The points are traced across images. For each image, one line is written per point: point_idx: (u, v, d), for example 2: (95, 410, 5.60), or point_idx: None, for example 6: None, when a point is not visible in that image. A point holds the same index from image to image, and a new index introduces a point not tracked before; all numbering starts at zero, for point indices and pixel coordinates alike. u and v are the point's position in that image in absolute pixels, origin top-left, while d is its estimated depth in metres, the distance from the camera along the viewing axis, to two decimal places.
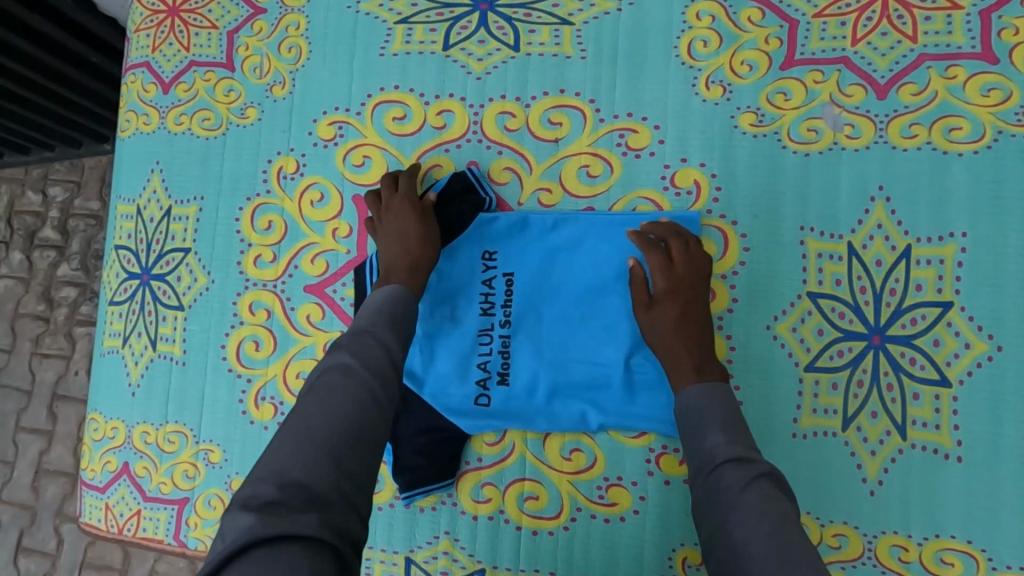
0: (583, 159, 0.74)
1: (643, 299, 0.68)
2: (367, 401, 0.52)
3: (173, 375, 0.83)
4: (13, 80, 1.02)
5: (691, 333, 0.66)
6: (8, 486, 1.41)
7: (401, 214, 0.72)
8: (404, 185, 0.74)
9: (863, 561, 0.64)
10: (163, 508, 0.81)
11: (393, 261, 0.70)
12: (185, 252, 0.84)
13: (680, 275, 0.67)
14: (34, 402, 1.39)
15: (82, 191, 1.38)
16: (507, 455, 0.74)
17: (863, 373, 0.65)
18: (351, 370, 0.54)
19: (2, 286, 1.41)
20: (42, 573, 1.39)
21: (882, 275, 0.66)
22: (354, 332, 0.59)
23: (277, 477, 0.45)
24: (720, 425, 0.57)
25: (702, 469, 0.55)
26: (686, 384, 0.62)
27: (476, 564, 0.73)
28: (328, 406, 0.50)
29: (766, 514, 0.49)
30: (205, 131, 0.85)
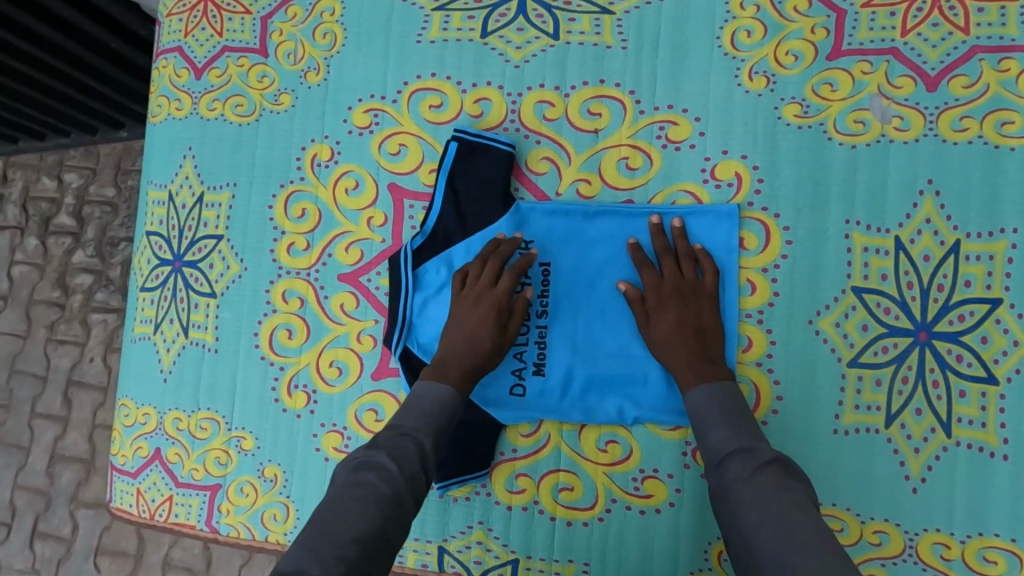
0: (623, 151, 0.73)
1: (639, 314, 0.69)
2: (390, 510, 0.57)
3: (205, 362, 0.83)
4: (20, 59, 1.01)
5: (686, 347, 0.66)
6: (23, 471, 1.42)
7: (485, 315, 0.71)
8: (503, 283, 0.71)
9: (904, 558, 0.63)
10: (195, 494, 0.81)
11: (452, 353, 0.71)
12: (218, 239, 0.84)
13: (673, 292, 0.68)
14: (50, 387, 1.40)
15: (97, 178, 1.38)
16: (542, 446, 0.73)
17: (908, 370, 0.65)
18: (383, 472, 0.59)
19: (18, 271, 1.41)
20: (57, 558, 1.40)
21: (930, 271, 0.65)
22: (396, 432, 0.64)
23: (295, 574, 0.50)
24: (721, 420, 0.60)
25: (711, 464, 0.59)
26: (689, 392, 0.64)
27: (509, 555, 0.73)
28: (348, 511, 0.56)
29: (769, 499, 0.52)
30: (238, 117, 0.84)
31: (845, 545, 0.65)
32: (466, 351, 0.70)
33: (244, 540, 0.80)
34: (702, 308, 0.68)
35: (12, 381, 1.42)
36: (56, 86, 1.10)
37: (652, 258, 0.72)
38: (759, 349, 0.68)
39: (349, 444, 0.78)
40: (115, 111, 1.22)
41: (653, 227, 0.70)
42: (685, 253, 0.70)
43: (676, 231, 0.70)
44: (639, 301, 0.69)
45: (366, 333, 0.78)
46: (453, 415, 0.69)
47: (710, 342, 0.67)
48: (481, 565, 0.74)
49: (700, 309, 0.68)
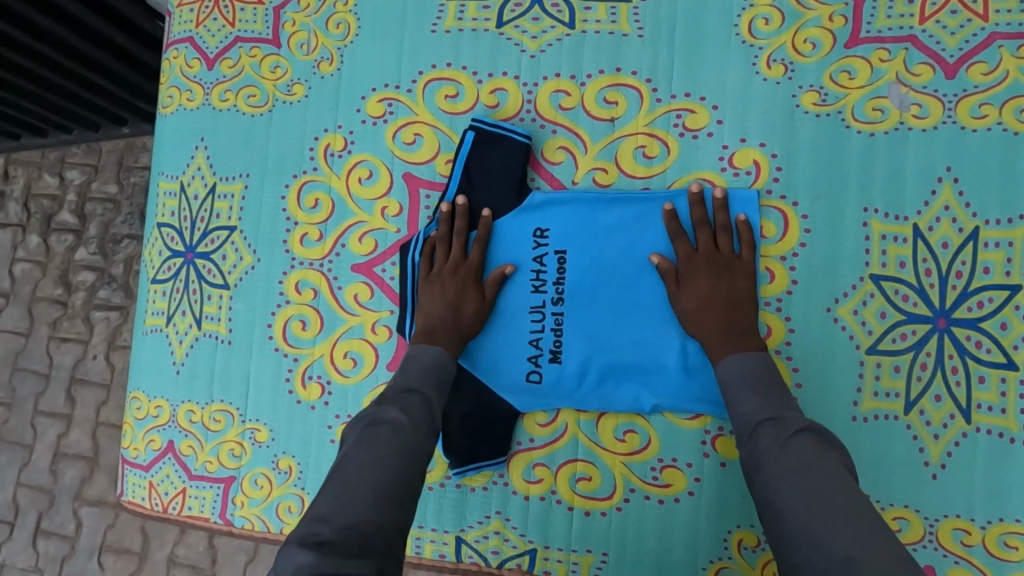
0: (640, 139, 0.73)
1: (671, 284, 0.69)
2: (409, 454, 0.58)
3: (218, 354, 0.82)
4: (21, 52, 1.01)
5: (718, 317, 0.66)
6: (26, 469, 1.41)
7: (465, 284, 0.73)
8: (473, 254, 0.74)
9: (924, 544, 0.63)
10: (209, 487, 0.81)
11: (436, 325, 0.71)
12: (231, 230, 0.83)
13: (709, 262, 0.68)
14: (52, 385, 1.40)
15: (99, 175, 1.37)
16: (559, 436, 0.73)
17: (927, 357, 0.65)
18: (396, 423, 0.60)
19: (20, 269, 1.41)
20: (61, 556, 1.40)
21: (948, 257, 0.65)
22: (401, 389, 0.65)
23: (329, 518, 0.50)
24: (752, 391, 0.60)
25: (742, 434, 0.59)
26: (722, 361, 0.65)
27: (527, 545, 0.73)
28: (368, 462, 0.55)
29: (803, 468, 0.52)
30: (250, 108, 0.84)
31: None
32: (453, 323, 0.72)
33: (259, 532, 0.79)
34: (735, 281, 0.68)
35: (14, 379, 1.41)
36: (56, 79, 1.09)
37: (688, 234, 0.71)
38: (777, 338, 0.68)
39: None
40: (116, 105, 1.21)
41: (693, 196, 0.69)
42: (723, 226, 0.69)
43: (717, 202, 0.69)
44: (670, 271, 0.69)
45: (381, 323, 0.78)
46: (448, 371, 0.70)
47: (744, 312, 0.67)
48: (498, 555, 0.74)
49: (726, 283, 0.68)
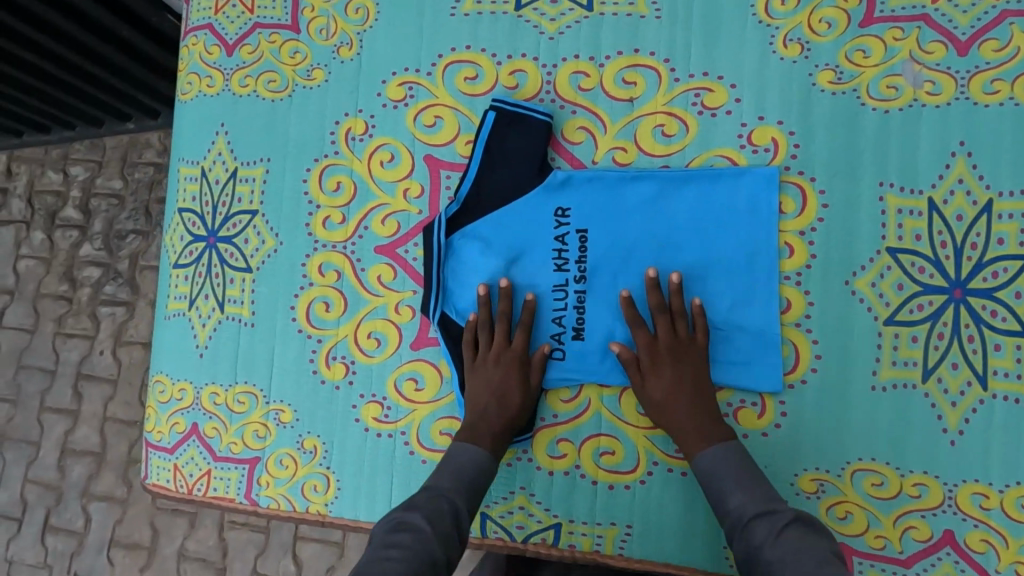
0: (659, 118, 0.74)
1: (636, 375, 0.71)
2: (428, 569, 0.58)
3: (242, 336, 0.83)
4: (25, 47, 1.08)
5: (682, 408, 0.68)
6: (34, 465, 1.59)
7: (509, 371, 0.73)
8: (517, 340, 0.74)
9: (944, 509, 0.65)
10: (233, 468, 0.82)
11: (482, 416, 0.72)
12: (252, 214, 0.84)
13: (665, 354, 0.70)
14: (60, 381, 1.58)
15: (104, 170, 1.57)
16: (582, 411, 0.74)
17: (943, 327, 0.66)
18: (420, 532, 0.61)
19: (25, 265, 1.62)
20: (70, 550, 1.56)
21: (963, 230, 0.67)
22: (430, 493, 0.66)
23: None
24: (736, 483, 0.63)
25: (734, 530, 0.61)
26: (697, 456, 0.66)
27: (552, 519, 0.74)
28: (383, 572, 0.55)
29: (801, 557, 0.54)
30: (270, 93, 0.85)
31: (884, 498, 0.66)
32: (501, 415, 0.72)
33: (285, 511, 0.80)
34: (690, 365, 0.70)
35: (21, 376, 1.60)
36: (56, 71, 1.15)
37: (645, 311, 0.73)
38: (798, 309, 0.70)
39: (389, 414, 0.78)
40: (115, 98, 1.28)
41: (649, 281, 0.72)
42: (679, 310, 0.71)
43: (672, 287, 0.71)
44: (634, 362, 0.71)
45: (404, 303, 0.79)
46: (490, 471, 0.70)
47: (702, 396, 0.69)
48: (523, 530, 0.75)
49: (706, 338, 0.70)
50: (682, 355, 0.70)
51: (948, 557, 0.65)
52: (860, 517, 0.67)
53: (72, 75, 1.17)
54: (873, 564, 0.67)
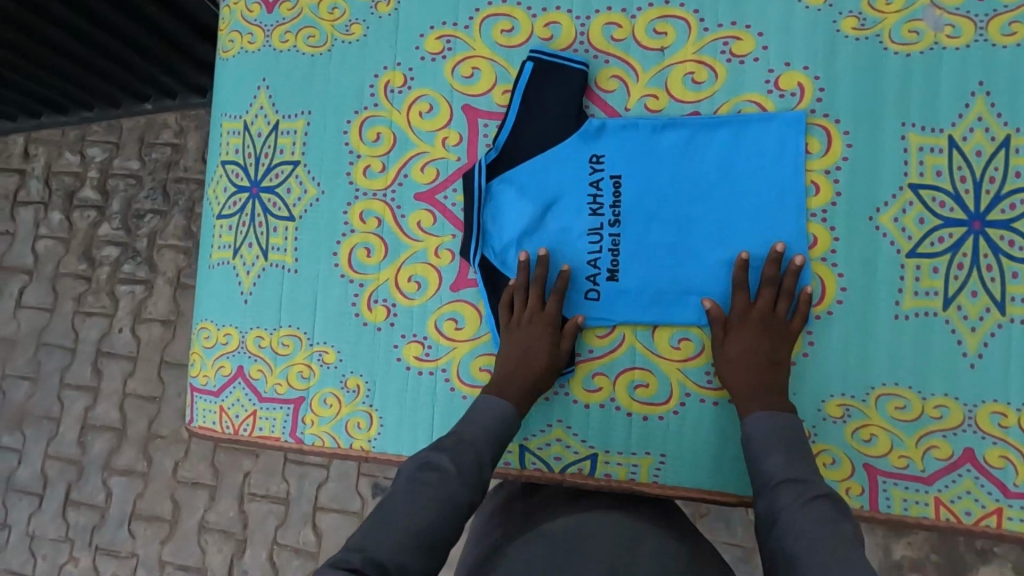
0: (688, 67, 0.78)
1: (718, 331, 0.74)
2: (445, 508, 0.61)
3: (286, 282, 0.86)
4: (48, 19, 1.18)
5: (756, 374, 0.70)
6: (55, 441, 1.61)
7: (542, 333, 0.76)
8: (551, 304, 0.77)
9: (964, 428, 0.69)
10: (279, 408, 0.85)
11: (510, 371, 0.76)
12: (295, 164, 0.87)
13: (764, 322, 0.72)
14: (79, 358, 1.60)
15: (121, 151, 1.61)
16: (617, 346, 0.78)
17: (963, 257, 0.70)
18: (443, 473, 0.64)
19: (44, 245, 1.64)
20: (90, 524, 1.57)
21: (982, 164, 0.70)
22: (458, 439, 0.69)
23: (360, 549, 0.56)
24: (778, 449, 0.64)
25: (763, 488, 0.63)
26: (747, 415, 0.69)
27: (588, 450, 0.78)
28: (407, 510, 0.60)
29: (816, 529, 0.55)
30: (311, 49, 0.88)
31: (907, 421, 0.70)
32: (527, 374, 0.75)
33: (330, 448, 0.83)
34: (780, 343, 0.72)
35: (41, 354, 1.63)
36: (52, 31, 1.21)
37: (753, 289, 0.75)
38: (824, 244, 0.73)
39: (430, 352, 0.82)
40: (115, 66, 1.34)
41: (774, 254, 0.72)
42: (789, 290, 0.72)
43: (793, 266, 0.72)
44: (720, 320, 0.73)
45: (444, 247, 0.82)
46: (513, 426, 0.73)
47: (781, 377, 0.70)
48: (561, 461, 0.78)
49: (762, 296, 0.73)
50: (785, 332, 0.72)
51: (968, 474, 0.69)
52: (884, 438, 0.71)
53: (66, 36, 1.23)
54: (897, 483, 0.70)
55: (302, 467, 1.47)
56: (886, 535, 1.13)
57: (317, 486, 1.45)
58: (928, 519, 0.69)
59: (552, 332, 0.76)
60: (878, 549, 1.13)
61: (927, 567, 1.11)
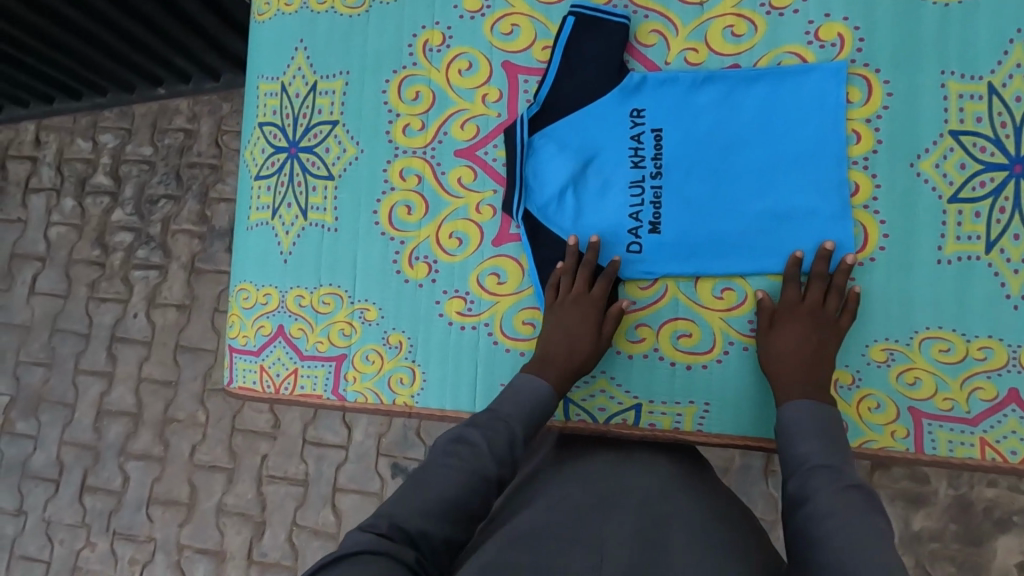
0: (728, 20, 0.79)
1: (765, 322, 0.74)
2: (473, 479, 0.63)
3: (326, 241, 0.87)
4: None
5: (800, 365, 0.70)
6: (70, 428, 1.60)
7: (586, 315, 0.76)
8: (598, 288, 0.77)
9: (1008, 369, 0.70)
10: (320, 365, 0.86)
11: (553, 349, 0.76)
12: (333, 125, 0.88)
13: (814, 315, 0.72)
14: (93, 344, 1.60)
15: (134, 137, 1.60)
16: (661, 297, 0.79)
17: (1005, 201, 0.71)
18: (475, 448, 0.65)
19: (56, 232, 1.64)
20: (106, 510, 1.57)
21: (1021, 110, 0.71)
22: (492, 415, 0.70)
23: (389, 516, 0.58)
24: (816, 435, 0.64)
25: (793, 470, 0.63)
26: (785, 402, 0.69)
27: (632, 400, 0.79)
28: (440, 476, 0.62)
29: (846, 516, 0.55)
30: (348, 10, 0.88)
31: (951, 363, 0.71)
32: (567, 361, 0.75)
33: (373, 404, 0.84)
34: (829, 338, 0.71)
35: (55, 340, 1.62)
36: (68, 11, 1.21)
37: (803, 269, 0.75)
38: (866, 192, 0.74)
39: (472, 308, 0.82)
40: (128, 48, 1.34)
41: (823, 251, 0.72)
42: (838, 287, 0.72)
43: (843, 265, 0.72)
44: (768, 311, 0.74)
45: (485, 203, 0.83)
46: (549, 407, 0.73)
47: (822, 369, 0.70)
48: (604, 412, 0.79)
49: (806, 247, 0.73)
50: (836, 328, 0.72)
51: (1013, 414, 0.70)
52: (928, 381, 0.72)
53: (84, 18, 1.23)
54: (942, 425, 0.71)
55: (319, 448, 1.47)
56: (904, 506, 1.13)
57: (335, 467, 1.45)
58: (974, 460, 0.70)
59: (598, 315, 0.76)
60: (897, 520, 1.13)
61: (946, 537, 1.12)
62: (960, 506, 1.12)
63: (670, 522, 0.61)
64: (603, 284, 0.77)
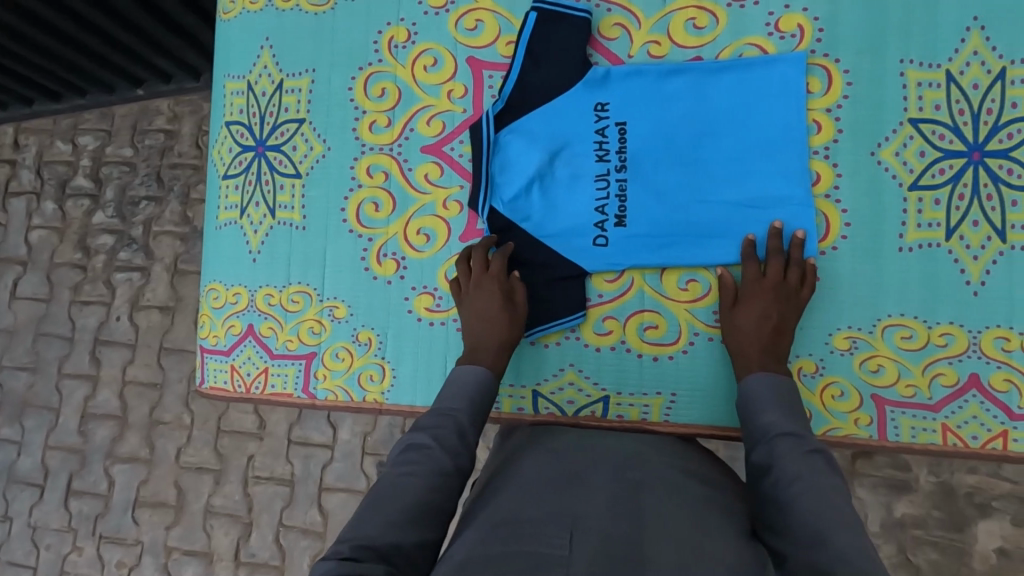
0: (690, 12, 0.79)
1: (728, 300, 0.74)
2: (435, 478, 0.61)
3: (294, 239, 0.87)
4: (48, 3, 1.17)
5: (760, 341, 0.70)
6: (55, 432, 1.60)
7: (491, 292, 0.76)
8: (493, 264, 0.77)
9: (969, 354, 0.70)
10: (290, 364, 0.86)
11: (478, 337, 0.76)
12: (300, 122, 0.87)
13: (774, 291, 0.72)
14: (77, 347, 1.59)
15: (114, 139, 1.59)
16: (627, 290, 0.79)
17: (964, 188, 0.71)
18: (428, 450, 0.63)
19: (38, 236, 1.63)
20: (93, 513, 1.56)
21: (979, 97, 0.72)
22: (439, 413, 0.68)
23: (352, 539, 0.55)
24: (777, 406, 0.64)
25: (758, 440, 0.63)
26: (747, 376, 0.69)
27: (601, 393, 0.79)
28: (401, 486, 0.60)
29: (812, 481, 0.56)
30: (313, 7, 0.88)
31: (913, 349, 0.72)
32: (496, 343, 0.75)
33: (343, 402, 0.84)
34: (787, 312, 0.72)
35: (39, 344, 1.61)
36: (42, 11, 1.18)
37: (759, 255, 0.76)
38: (827, 181, 0.75)
39: (441, 303, 0.82)
40: (106, 47, 1.32)
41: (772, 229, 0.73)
42: (795, 260, 0.73)
43: (796, 240, 0.73)
44: (731, 288, 0.74)
45: (452, 199, 0.83)
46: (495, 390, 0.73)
47: (783, 344, 0.71)
48: (574, 404, 0.80)
49: (771, 239, 0.73)
50: (794, 304, 0.72)
51: (974, 399, 0.70)
52: (891, 368, 0.72)
53: (66, 21, 1.22)
54: (905, 411, 0.72)
55: (306, 448, 1.46)
56: (887, 494, 1.14)
57: (322, 467, 1.45)
58: (936, 445, 0.71)
59: (498, 287, 0.76)
60: (880, 507, 1.13)
61: (929, 523, 1.12)
62: (943, 493, 1.12)
63: (643, 485, 0.60)
64: (496, 259, 0.78)
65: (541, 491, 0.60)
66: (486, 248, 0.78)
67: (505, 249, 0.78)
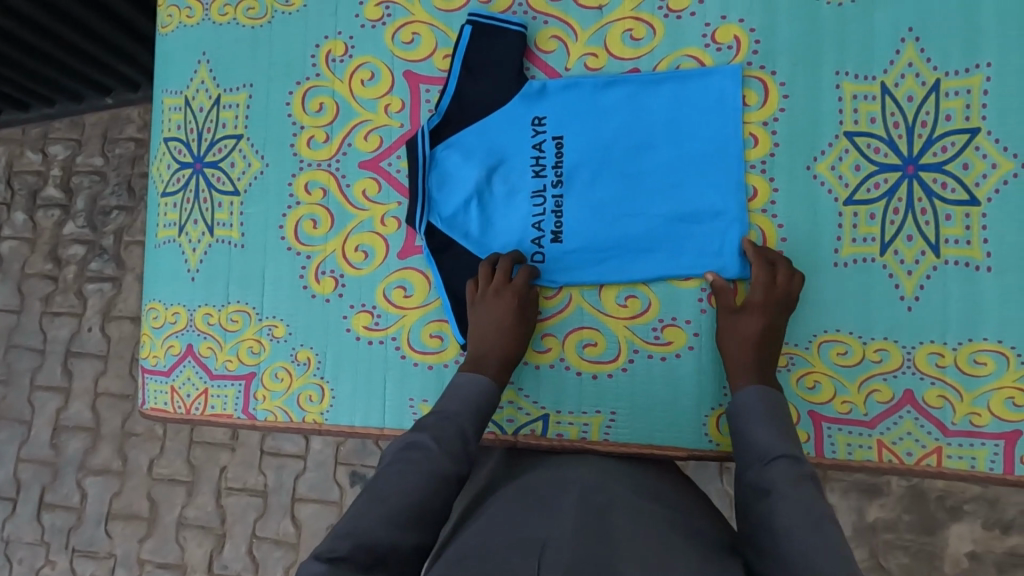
0: (627, 24, 0.78)
1: (728, 302, 0.71)
2: (438, 481, 0.59)
3: (233, 256, 0.85)
4: (11, 16, 1.13)
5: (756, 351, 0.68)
6: (28, 445, 1.58)
7: (509, 306, 0.74)
8: (518, 277, 0.75)
9: (904, 370, 0.70)
10: (230, 385, 0.84)
11: (485, 347, 0.74)
12: (237, 138, 0.86)
13: (781, 301, 0.69)
14: (49, 358, 1.58)
15: (83, 148, 1.58)
16: (565, 307, 0.78)
17: (898, 202, 0.71)
18: (429, 451, 0.61)
19: (8, 246, 1.61)
20: (66, 526, 1.55)
21: (914, 109, 0.71)
22: (440, 415, 0.66)
23: (350, 534, 0.54)
24: (770, 424, 0.61)
25: (754, 460, 0.60)
26: (739, 391, 0.66)
27: (540, 411, 0.78)
28: (402, 483, 0.58)
29: (797, 505, 0.54)
30: (250, 21, 0.87)
31: (848, 365, 0.71)
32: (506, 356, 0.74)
33: (282, 423, 0.83)
34: (780, 321, 0.70)
35: (10, 356, 1.60)
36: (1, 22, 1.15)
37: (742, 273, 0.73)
38: (763, 197, 0.74)
39: (379, 321, 0.81)
40: (70, 57, 1.28)
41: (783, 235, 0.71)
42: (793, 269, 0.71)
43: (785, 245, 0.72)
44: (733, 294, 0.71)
45: (390, 215, 0.82)
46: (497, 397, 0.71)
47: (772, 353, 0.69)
48: (513, 423, 0.79)
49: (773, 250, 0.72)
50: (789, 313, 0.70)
51: (909, 415, 0.70)
52: (828, 385, 0.71)
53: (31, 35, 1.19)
54: (841, 428, 0.71)
55: (278, 458, 1.45)
56: (858, 498, 1.13)
57: (295, 476, 1.43)
58: (872, 462, 0.70)
59: (519, 303, 0.74)
60: (852, 511, 1.12)
61: (900, 527, 1.11)
62: (913, 496, 1.11)
63: (609, 507, 0.58)
64: (523, 274, 0.75)
65: (519, 509, 0.59)
66: (512, 261, 0.76)
67: (532, 268, 0.76)
